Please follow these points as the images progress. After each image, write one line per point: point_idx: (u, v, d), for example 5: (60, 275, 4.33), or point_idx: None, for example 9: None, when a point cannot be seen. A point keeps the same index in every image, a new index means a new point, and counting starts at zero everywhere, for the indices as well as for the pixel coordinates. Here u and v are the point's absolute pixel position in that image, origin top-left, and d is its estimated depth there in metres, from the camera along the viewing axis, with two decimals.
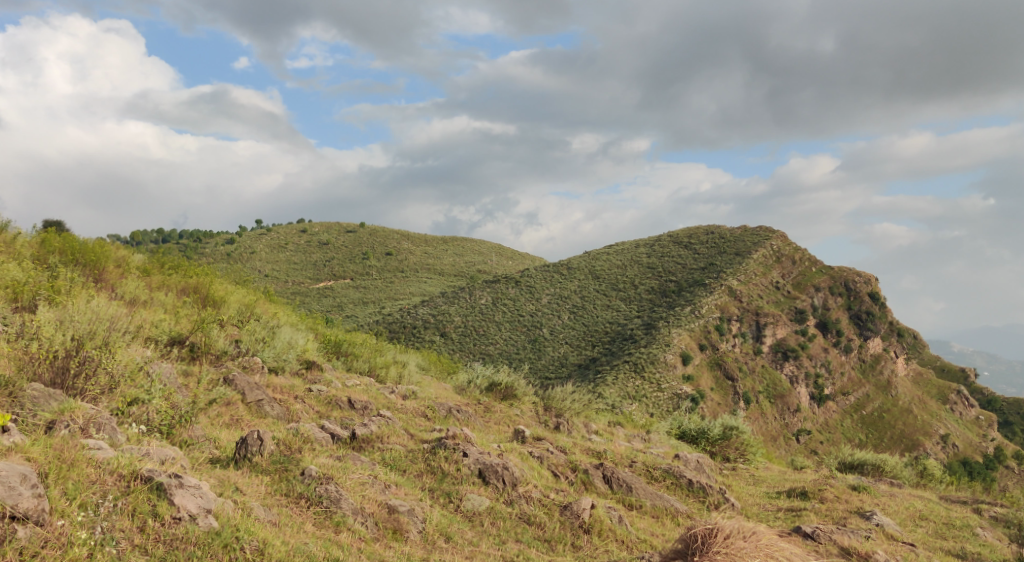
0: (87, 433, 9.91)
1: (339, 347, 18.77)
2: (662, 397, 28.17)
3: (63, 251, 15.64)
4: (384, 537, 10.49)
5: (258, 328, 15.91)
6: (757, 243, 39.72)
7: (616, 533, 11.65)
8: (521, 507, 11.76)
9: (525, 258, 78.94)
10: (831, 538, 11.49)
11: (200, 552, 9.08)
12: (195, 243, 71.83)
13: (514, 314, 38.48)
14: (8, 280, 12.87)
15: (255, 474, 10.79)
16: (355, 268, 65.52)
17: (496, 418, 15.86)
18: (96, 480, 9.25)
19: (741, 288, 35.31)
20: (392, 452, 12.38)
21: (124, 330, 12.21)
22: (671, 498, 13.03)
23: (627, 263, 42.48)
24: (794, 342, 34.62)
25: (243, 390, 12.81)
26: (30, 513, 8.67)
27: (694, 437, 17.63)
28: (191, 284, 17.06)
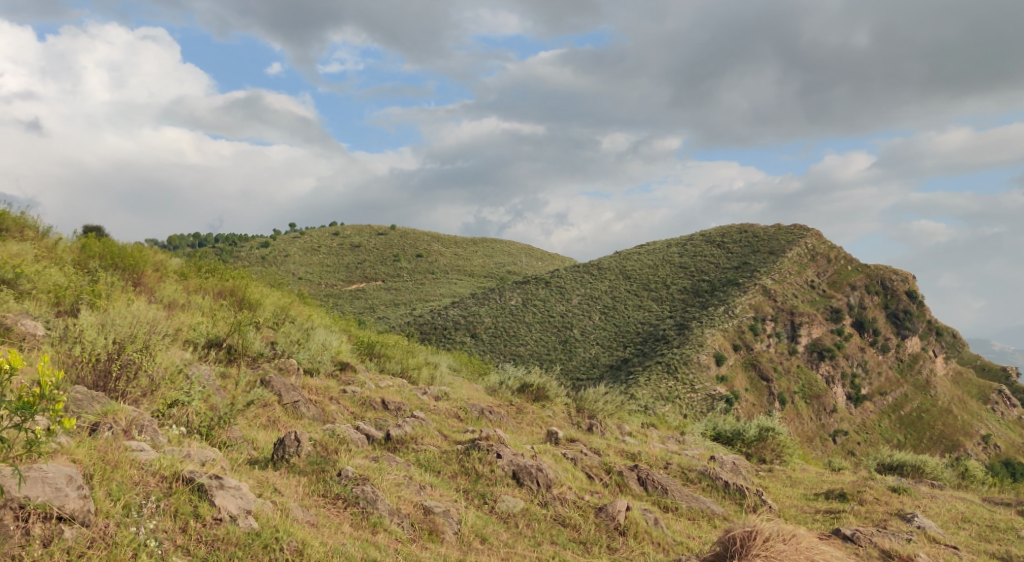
0: (130, 434, 10.05)
1: (372, 348, 18.89)
2: (696, 397, 28.01)
3: (103, 255, 15.88)
4: (420, 538, 10.52)
5: (293, 330, 16.07)
6: (791, 242, 39.30)
7: (652, 535, 11.62)
8: (556, 509, 11.76)
9: (556, 259, 78.96)
10: (871, 542, 11.36)
11: (241, 552, 9.16)
12: (230, 247, 72.60)
13: (544, 315, 38.48)
14: (50, 284, 13.07)
15: (293, 474, 10.88)
16: (386, 271, 65.83)
17: (529, 419, 15.90)
18: (139, 481, 9.36)
19: (775, 287, 35.02)
20: (426, 453, 12.43)
21: (163, 333, 12.38)
22: (707, 501, 12.98)
23: (658, 263, 42.29)
24: (830, 341, 34.34)
25: (279, 392, 12.94)
26: (76, 514, 8.77)
27: (730, 438, 17.62)
28: (228, 287, 17.24)
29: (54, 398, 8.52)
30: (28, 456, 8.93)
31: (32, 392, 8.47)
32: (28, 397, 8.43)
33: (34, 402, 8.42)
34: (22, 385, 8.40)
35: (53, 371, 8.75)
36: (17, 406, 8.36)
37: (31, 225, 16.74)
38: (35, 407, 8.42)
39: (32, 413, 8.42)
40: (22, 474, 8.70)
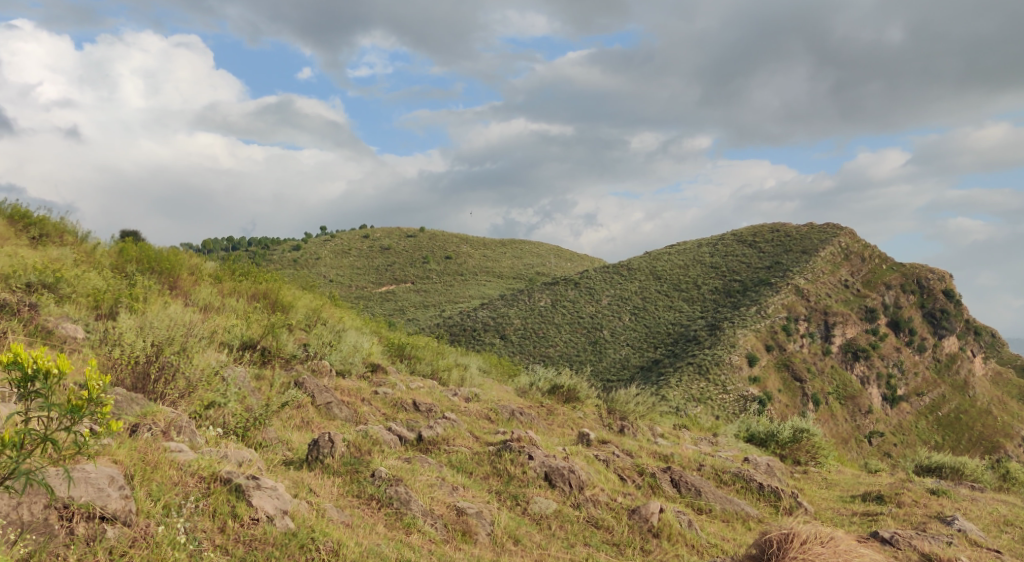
0: (168, 435, 10.17)
1: (403, 350, 18.96)
2: (728, 399, 27.84)
3: (140, 259, 16.10)
4: (453, 539, 10.53)
5: (325, 331, 16.18)
6: (824, 241, 38.94)
7: (686, 538, 11.57)
8: (588, 511, 11.74)
9: (585, 260, 78.78)
10: (910, 545, 11.22)
11: (278, 552, 9.22)
12: (261, 251, 73.22)
13: (574, 316, 38.45)
14: (89, 288, 13.25)
15: (327, 475, 10.94)
16: (415, 272, 66.05)
17: (561, 421, 15.89)
18: (178, 481, 9.46)
19: (808, 287, 34.71)
20: (458, 454, 12.46)
21: (200, 336, 12.51)
22: (741, 503, 12.90)
23: (689, 263, 42.08)
24: (864, 342, 34.02)
25: (312, 393, 13.04)
26: (118, 514, 8.88)
27: (764, 439, 17.52)
28: (261, 290, 17.37)
29: (102, 401, 8.56)
30: (72, 457, 9.06)
31: (80, 396, 8.51)
32: (77, 401, 8.47)
33: (83, 405, 8.45)
34: (71, 389, 8.44)
35: (99, 375, 8.79)
36: (67, 410, 8.40)
37: (70, 230, 17.00)
38: (85, 411, 8.46)
39: (82, 417, 8.47)
40: (67, 475, 8.82)
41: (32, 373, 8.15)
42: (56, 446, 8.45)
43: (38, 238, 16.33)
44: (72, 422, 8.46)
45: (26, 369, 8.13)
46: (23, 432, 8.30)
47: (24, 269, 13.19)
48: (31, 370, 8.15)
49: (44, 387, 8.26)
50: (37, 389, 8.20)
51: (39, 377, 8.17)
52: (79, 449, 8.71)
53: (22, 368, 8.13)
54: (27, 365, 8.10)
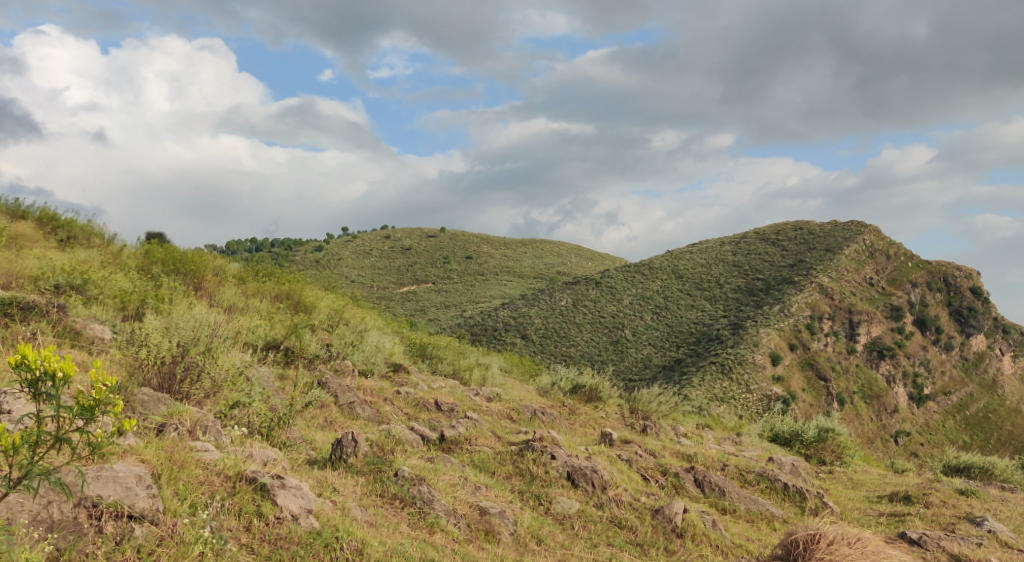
0: (194, 435, 10.22)
1: (424, 349, 19.00)
2: (751, 398, 27.71)
3: (165, 261, 16.24)
4: (476, 538, 10.52)
5: (347, 331, 16.23)
6: (848, 239, 38.62)
7: (710, 538, 11.51)
8: (611, 511, 11.70)
9: (606, 259, 78.62)
10: (939, 545, 11.11)
11: (303, 551, 9.25)
12: (285, 252, 73.64)
13: (595, 315, 38.42)
14: (116, 289, 13.34)
15: (350, 474, 10.96)
16: (436, 272, 66.17)
17: (583, 420, 15.87)
18: (204, 480, 9.50)
19: (833, 285, 34.43)
20: (480, 454, 12.46)
21: (225, 336, 12.58)
22: (765, 503, 12.81)
23: (711, 262, 41.90)
24: (890, 340, 33.76)
25: (335, 393, 13.08)
26: (145, 513, 8.91)
27: (788, 439, 17.42)
28: (284, 291, 17.45)
29: (112, 401, 8.36)
30: (97, 457, 9.10)
31: (90, 396, 8.32)
32: (87, 402, 8.29)
33: (93, 406, 8.28)
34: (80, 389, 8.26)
35: (111, 374, 8.59)
36: (76, 411, 8.23)
37: (97, 232, 17.15)
38: (94, 412, 8.28)
39: (92, 417, 8.29)
40: (91, 475, 8.87)
41: (40, 375, 8.06)
42: (69, 447, 8.32)
43: (65, 240, 16.48)
44: (83, 423, 8.29)
45: (33, 371, 8.05)
46: (33, 434, 8.18)
47: (51, 271, 13.30)
48: (39, 372, 8.06)
49: (54, 389, 8.16)
50: (46, 391, 8.10)
51: (47, 379, 8.07)
52: (93, 450, 8.54)
53: (30, 370, 8.05)
54: (34, 367, 8.01)
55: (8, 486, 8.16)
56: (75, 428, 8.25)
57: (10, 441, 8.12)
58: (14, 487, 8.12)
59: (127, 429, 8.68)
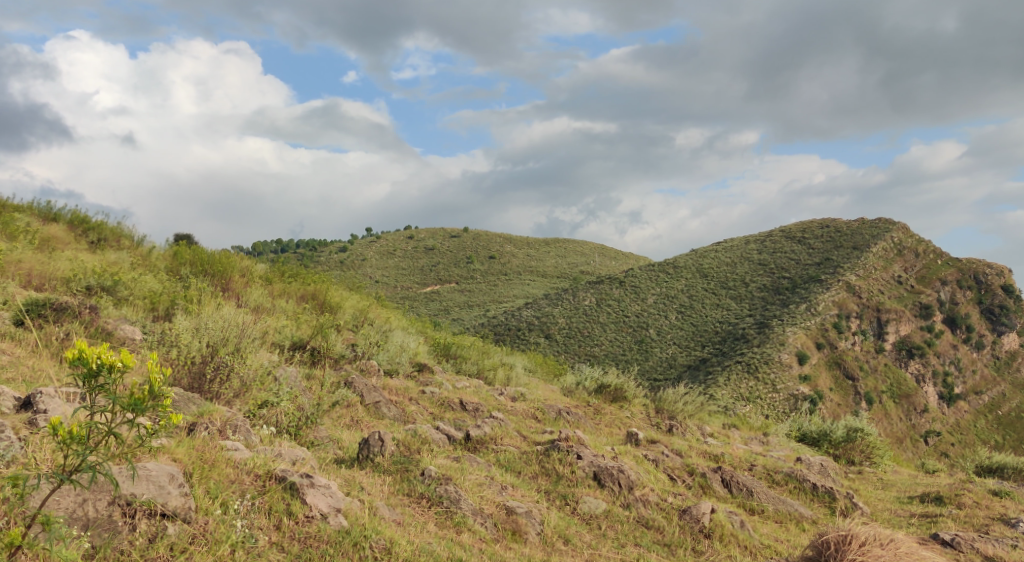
0: (224, 434, 10.28)
1: (448, 349, 19.02)
2: (777, 398, 27.53)
3: (194, 262, 16.38)
4: (503, 538, 10.51)
5: (372, 332, 16.26)
6: (876, 236, 38.24)
7: (738, 539, 11.43)
8: (639, 511, 11.66)
9: (630, 258, 78.42)
10: (973, 547, 10.99)
11: (332, 550, 9.28)
12: (310, 253, 74.09)
13: (619, 314, 38.34)
14: (146, 291, 13.45)
15: (377, 473, 10.98)
16: (459, 272, 66.26)
17: (608, 420, 15.83)
18: (234, 480, 9.55)
19: (861, 283, 33.96)
20: (506, 454, 12.45)
21: (253, 337, 12.68)
22: (794, 503, 12.72)
23: (736, 260, 41.67)
24: (919, 339, 33.43)
25: (361, 392, 13.12)
26: (178, 511, 8.97)
27: (816, 439, 17.29)
28: (309, 291, 17.53)
29: (163, 394, 8.41)
30: (134, 454, 9.16)
31: (142, 389, 8.38)
32: (139, 395, 8.35)
33: (145, 399, 8.32)
34: (134, 382, 8.35)
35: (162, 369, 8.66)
36: (128, 404, 8.29)
37: (127, 234, 17.31)
38: (146, 405, 8.32)
39: (143, 410, 8.33)
40: (129, 473, 8.94)
41: (96, 368, 8.15)
42: (121, 440, 8.36)
43: (96, 242, 16.65)
44: (134, 416, 8.34)
45: (90, 364, 8.14)
46: (88, 425, 8.22)
47: (83, 273, 13.42)
48: (95, 365, 8.16)
49: (109, 382, 8.25)
50: (101, 384, 8.19)
51: (103, 372, 8.17)
52: (141, 443, 8.57)
53: (86, 364, 8.15)
54: (90, 360, 8.10)
55: (62, 478, 8.16)
56: (127, 421, 8.30)
57: (66, 432, 8.18)
58: (69, 478, 8.13)
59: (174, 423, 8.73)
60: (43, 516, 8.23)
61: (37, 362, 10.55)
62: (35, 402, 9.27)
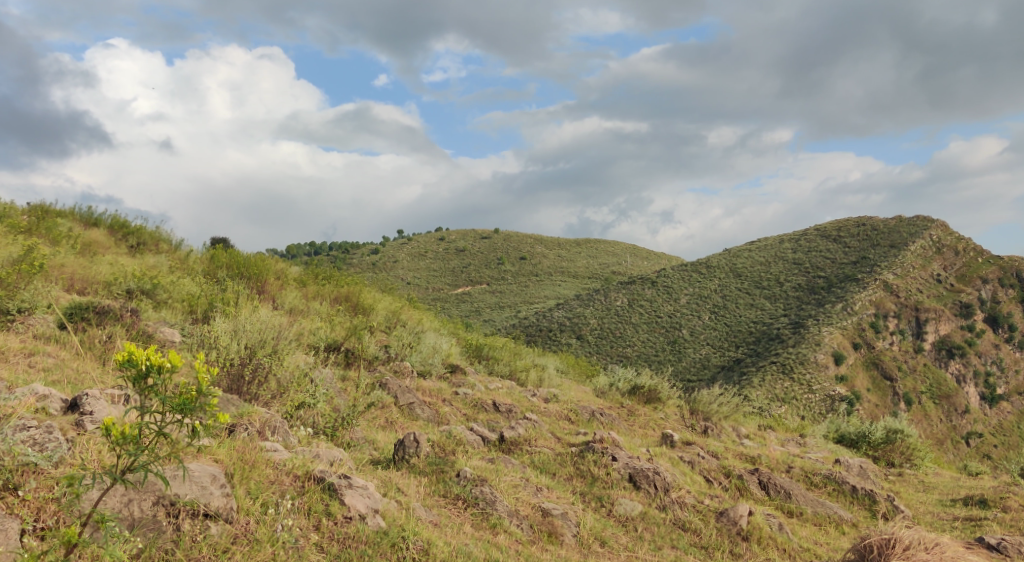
0: (263, 435, 10.36)
1: (481, 350, 19.01)
2: (813, 398, 27.24)
3: (230, 265, 16.52)
4: (539, 540, 10.49)
5: (405, 333, 16.28)
6: (914, 234, 37.75)
7: (777, 541, 11.33)
8: (675, 513, 11.59)
9: (662, 259, 78.01)
10: (1020, 552, 10.78)
11: (371, 551, 9.30)
12: (343, 256, 74.49)
13: (651, 314, 38.16)
14: (185, 294, 13.56)
15: (413, 474, 10.99)
16: (491, 274, 66.29)
17: (642, 422, 15.73)
18: (274, 480, 9.61)
19: (898, 282, 33.69)
20: (540, 455, 12.41)
21: (290, 339, 12.78)
22: (834, 506, 12.58)
23: (770, 259, 41.34)
24: (960, 339, 32.89)
25: (395, 394, 13.16)
26: (220, 511, 9.03)
27: (855, 441, 17.06)
28: (343, 293, 17.61)
29: (212, 394, 8.32)
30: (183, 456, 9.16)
31: (192, 390, 8.31)
32: (188, 395, 8.27)
33: (193, 399, 8.22)
34: (183, 382, 8.29)
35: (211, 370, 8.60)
36: (177, 404, 8.21)
37: (165, 238, 17.49)
38: (194, 404, 8.22)
39: (191, 410, 8.24)
40: (175, 473, 9.01)
41: (146, 369, 8.18)
42: (171, 441, 8.34)
43: (135, 246, 16.84)
44: (182, 416, 8.24)
45: (139, 366, 8.18)
46: (138, 426, 8.24)
47: (124, 276, 13.56)
48: (144, 367, 8.19)
49: (158, 383, 8.26)
50: (150, 385, 8.22)
51: (152, 372, 8.20)
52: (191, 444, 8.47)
53: (135, 366, 8.19)
54: (139, 362, 8.14)
55: (114, 478, 8.19)
56: (176, 422, 8.24)
57: (118, 433, 8.20)
58: (121, 478, 8.16)
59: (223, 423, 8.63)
60: (98, 515, 8.25)
61: (81, 364, 10.68)
62: (81, 404, 9.38)
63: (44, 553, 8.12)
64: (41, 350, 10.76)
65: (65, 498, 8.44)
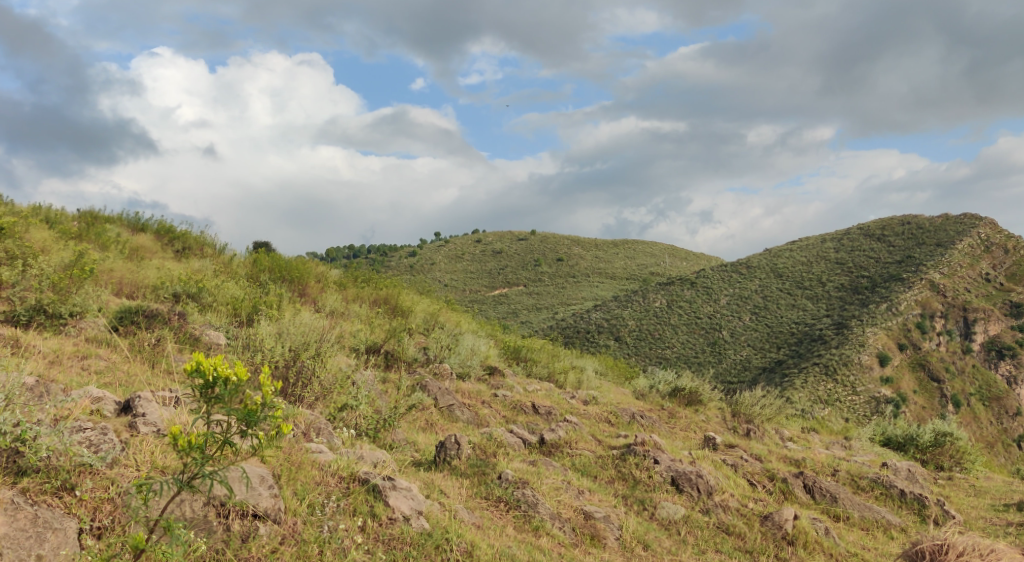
0: (308, 437, 10.43)
1: (519, 352, 18.97)
2: (858, 400, 26.87)
3: (272, 269, 16.66)
4: (582, 542, 10.43)
5: (443, 335, 16.28)
6: (961, 232, 37.08)
7: (823, 546, 11.17)
8: (718, 516, 11.47)
9: (701, 259, 77.39)
10: None
11: (415, 551, 9.30)
12: (381, 258, 74.88)
13: (691, 316, 37.88)
14: (229, 297, 13.68)
15: (455, 476, 10.99)
16: (528, 276, 66.25)
17: (683, 424, 15.59)
18: (320, 481, 9.65)
19: (945, 282, 33.16)
20: (582, 458, 12.33)
21: (332, 342, 12.87)
22: (882, 510, 12.37)
23: (812, 259, 40.86)
24: (1010, 338, 31.99)
25: (435, 395, 13.18)
26: (269, 511, 9.09)
27: (902, 444, 16.77)
28: (382, 296, 17.68)
29: (276, 405, 8.37)
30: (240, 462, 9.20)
31: (256, 400, 8.33)
32: (253, 406, 8.28)
33: (258, 410, 8.24)
34: (249, 394, 8.31)
35: (275, 381, 8.65)
36: (243, 415, 8.22)
37: (209, 242, 17.68)
38: (258, 416, 8.24)
39: (256, 421, 8.25)
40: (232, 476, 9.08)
41: (213, 380, 8.20)
42: (236, 449, 8.37)
43: (181, 250, 17.03)
44: (247, 427, 8.26)
45: (206, 376, 8.19)
46: (206, 434, 8.26)
47: (170, 280, 13.72)
48: (212, 377, 8.20)
49: (224, 393, 8.26)
50: (217, 396, 8.23)
51: (219, 383, 8.20)
52: (254, 454, 8.48)
53: (203, 375, 8.20)
54: (207, 372, 8.15)
55: (181, 484, 8.20)
56: (242, 432, 8.27)
57: (184, 441, 8.23)
58: (189, 486, 8.17)
59: (285, 434, 8.68)
60: (165, 521, 8.23)
61: (132, 367, 10.81)
62: (134, 406, 9.50)
63: (116, 556, 8.18)
64: (93, 354, 10.91)
65: (122, 500, 8.54)
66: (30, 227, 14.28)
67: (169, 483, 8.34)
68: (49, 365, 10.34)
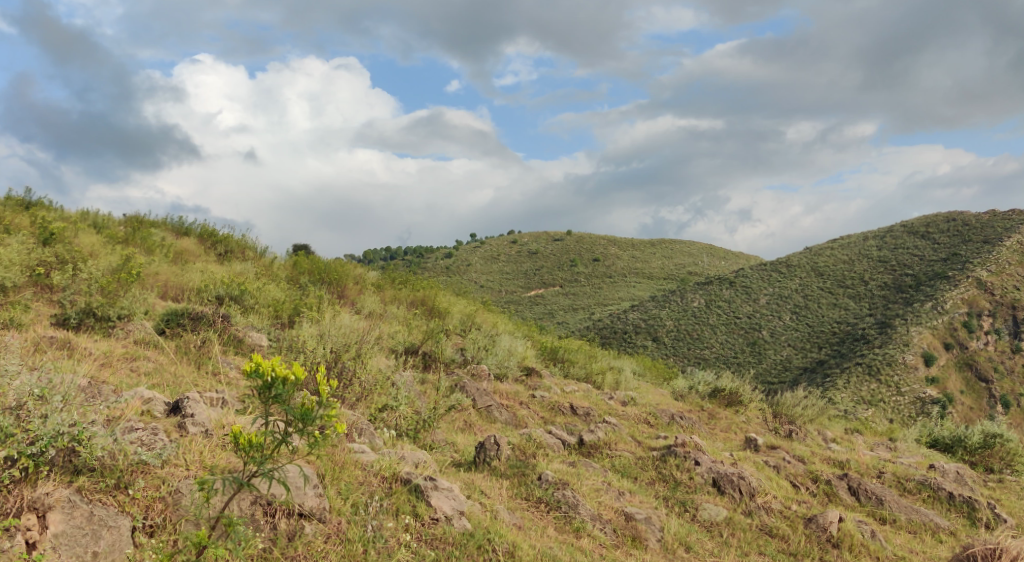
0: (351, 438, 10.49)
1: (556, 353, 18.91)
2: (902, 401, 26.45)
3: (311, 271, 16.80)
4: (623, 544, 10.35)
5: (480, 336, 16.27)
6: (1008, 229, 36.38)
7: (870, 549, 10.98)
8: (761, 518, 11.35)
9: (740, 258, 76.73)
10: None
11: (457, 551, 9.29)
12: (417, 260, 75.17)
13: (729, 316, 37.57)
14: (270, 300, 13.80)
15: (495, 477, 10.97)
16: (563, 276, 66.16)
17: (723, 425, 15.45)
18: (363, 481, 9.68)
19: (992, 280, 32.56)
20: (622, 459, 12.26)
21: (372, 344, 12.93)
22: (929, 513, 12.15)
23: (854, 258, 40.33)
24: None
25: (473, 396, 13.18)
26: (314, 511, 9.14)
27: (949, 445, 16.46)
28: (419, 297, 17.73)
29: (331, 405, 8.40)
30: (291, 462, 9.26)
31: (312, 400, 8.38)
32: (309, 406, 8.33)
33: (314, 410, 8.28)
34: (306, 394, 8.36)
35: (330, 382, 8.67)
36: (300, 415, 8.27)
37: (251, 245, 17.85)
38: (314, 415, 8.28)
39: (313, 421, 8.29)
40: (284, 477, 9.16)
41: (271, 381, 8.25)
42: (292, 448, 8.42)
43: (223, 253, 17.21)
44: (303, 426, 8.30)
45: (264, 377, 8.25)
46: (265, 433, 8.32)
47: (212, 283, 13.84)
48: (270, 378, 8.26)
49: (283, 393, 8.30)
50: (275, 396, 8.27)
51: (277, 384, 8.25)
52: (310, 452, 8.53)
53: (261, 377, 8.25)
54: (266, 373, 8.21)
55: (241, 483, 8.26)
56: (298, 431, 8.31)
57: (245, 440, 8.31)
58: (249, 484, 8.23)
59: (340, 434, 8.72)
60: (226, 519, 8.33)
61: (179, 368, 10.94)
62: (183, 406, 9.58)
63: (173, 555, 8.29)
64: (142, 356, 11.05)
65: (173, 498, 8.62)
66: (77, 232, 14.52)
67: (228, 482, 8.43)
68: (100, 366, 10.49)
